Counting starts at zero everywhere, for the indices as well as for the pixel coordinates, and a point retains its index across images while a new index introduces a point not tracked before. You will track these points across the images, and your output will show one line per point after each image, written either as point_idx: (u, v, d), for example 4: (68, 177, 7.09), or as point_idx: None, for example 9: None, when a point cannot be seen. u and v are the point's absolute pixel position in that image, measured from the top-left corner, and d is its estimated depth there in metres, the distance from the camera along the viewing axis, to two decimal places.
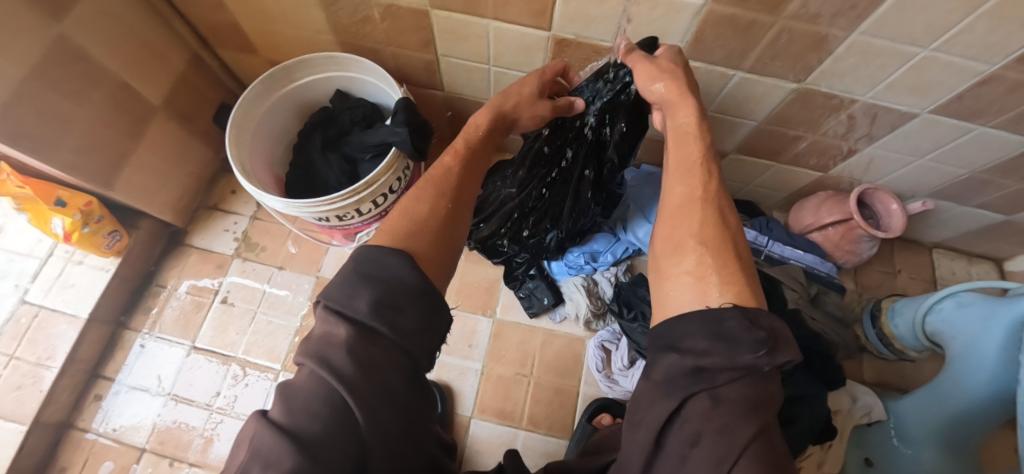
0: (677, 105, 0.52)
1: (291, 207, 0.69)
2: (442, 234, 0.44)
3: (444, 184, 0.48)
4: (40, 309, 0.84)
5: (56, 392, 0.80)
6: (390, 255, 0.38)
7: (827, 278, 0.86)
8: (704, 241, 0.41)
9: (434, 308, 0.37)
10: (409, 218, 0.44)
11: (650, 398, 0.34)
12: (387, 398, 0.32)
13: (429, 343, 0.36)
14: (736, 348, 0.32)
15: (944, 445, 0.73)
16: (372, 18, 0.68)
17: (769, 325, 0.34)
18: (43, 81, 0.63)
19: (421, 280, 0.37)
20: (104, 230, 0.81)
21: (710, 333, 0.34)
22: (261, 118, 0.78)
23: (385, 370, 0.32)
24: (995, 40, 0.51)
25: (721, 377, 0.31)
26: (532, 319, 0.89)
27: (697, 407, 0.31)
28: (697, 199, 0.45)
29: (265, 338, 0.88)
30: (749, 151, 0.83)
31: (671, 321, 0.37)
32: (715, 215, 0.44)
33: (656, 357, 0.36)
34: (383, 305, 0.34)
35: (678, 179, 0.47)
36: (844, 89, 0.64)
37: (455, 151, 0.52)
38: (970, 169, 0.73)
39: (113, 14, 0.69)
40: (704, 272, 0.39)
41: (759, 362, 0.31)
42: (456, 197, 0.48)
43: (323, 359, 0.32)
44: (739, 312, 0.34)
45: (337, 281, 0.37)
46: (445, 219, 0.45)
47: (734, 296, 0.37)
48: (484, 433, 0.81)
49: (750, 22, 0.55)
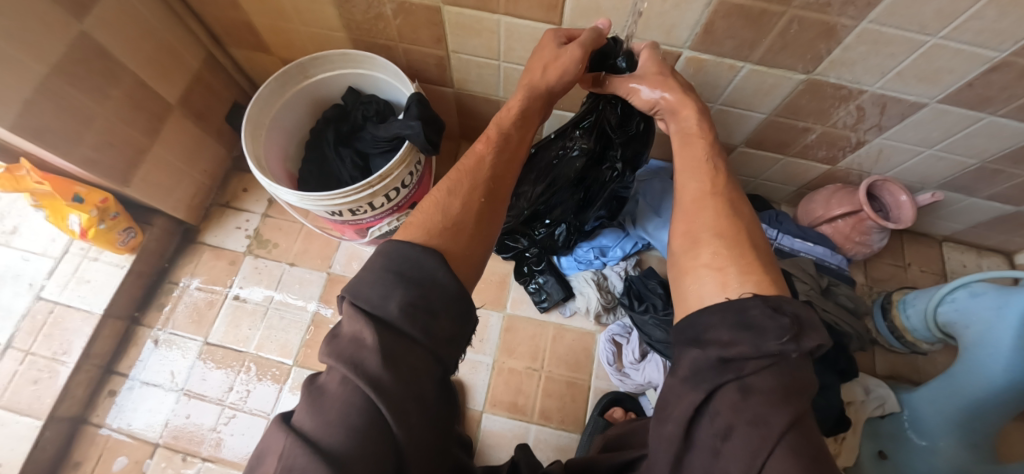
0: (679, 108, 0.53)
1: (305, 201, 0.69)
2: (476, 233, 0.45)
3: (476, 177, 0.49)
4: (55, 305, 0.85)
5: (71, 387, 0.81)
6: (423, 255, 0.38)
7: (837, 270, 0.87)
8: (720, 233, 0.42)
9: (464, 315, 0.38)
10: (442, 214, 0.44)
11: (678, 392, 0.34)
12: (418, 399, 0.33)
13: (455, 346, 0.37)
14: (761, 336, 0.32)
15: (961, 436, 0.73)
16: (385, 15, 0.69)
17: (793, 312, 0.34)
18: (65, 78, 0.64)
19: (456, 284, 0.38)
20: (119, 226, 0.82)
21: (735, 323, 0.34)
22: (276, 114, 0.80)
23: (415, 371, 0.33)
24: (1004, 26, 0.51)
25: (748, 367, 0.32)
26: (543, 314, 0.90)
27: (726, 399, 0.31)
28: (708, 195, 0.45)
29: (278, 332, 0.89)
30: (758, 143, 0.83)
31: (694, 315, 0.38)
32: (729, 207, 0.44)
33: (682, 351, 0.37)
34: (416, 307, 0.35)
35: (689, 175, 0.48)
36: (853, 79, 0.64)
37: (488, 139, 0.52)
38: (979, 158, 0.73)
39: (132, 13, 0.71)
40: (720, 262, 0.40)
41: (786, 348, 0.32)
42: (491, 188, 0.49)
43: (350, 361, 0.32)
44: (760, 301, 0.35)
45: (367, 279, 0.37)
46: (479, 214, 0.46)
47: (754, 285, 0.37)
48: (496, 427, 0.81)
49: (761, 12, 0.56)
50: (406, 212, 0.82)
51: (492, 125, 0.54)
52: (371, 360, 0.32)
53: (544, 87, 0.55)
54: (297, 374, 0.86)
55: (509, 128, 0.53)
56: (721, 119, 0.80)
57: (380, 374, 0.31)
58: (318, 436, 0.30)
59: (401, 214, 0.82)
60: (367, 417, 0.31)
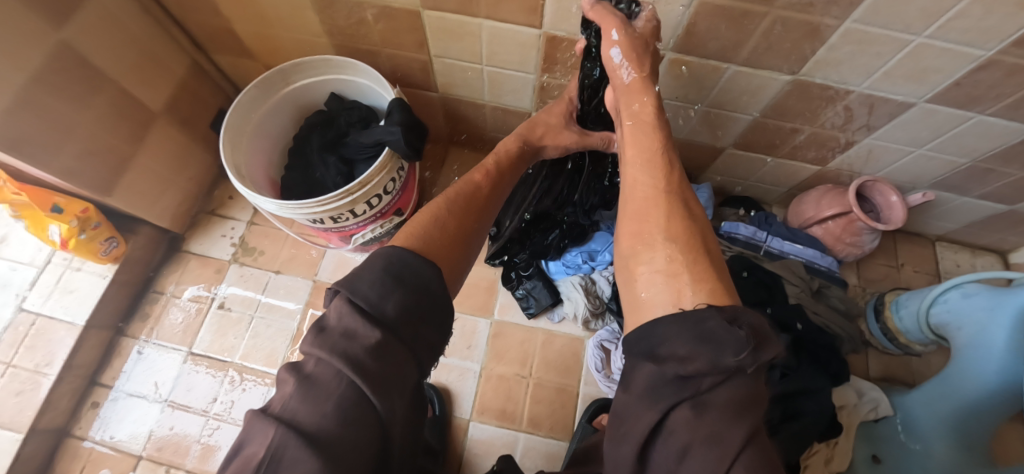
0: (634, 92, 0.54)
1: (285, 209, 0.68)
2: (467, 249, 0.49)
3: (473, 200, 0.54)
4: (38, 316, 0.83)
5: (54, 399, 0.80)
6: (420, 263, 0.41)
7: (827, 272, 0.87)
8: (672, 238, 0.42)
9: (445, 320, 0.41)
10: (439, 229, 0.47)
11: (637, 409, 0.34)
12: (405, 389, 0.35)
13: (434, 347, 0.40)
14: (720, 349, 0.31)
15: (955, 439, 0.71)
16: (367, 20, 0.69)
17: (749, 323, 0.33)
18: (44, 88, 0.63)
19: (445, 292, 0.41)
20: (101, 236, 0.81)
21: (693, 336, 0.33)
22: (258, 121, 0.79)
23: (403, 365, 0.35)
24: (990, 25, 0.50)
25: (706, 383, 0.31)
26: (531, 320, 0.89)
27: (680, 417, 0.31)
28: (661, 194, 0.46)
29: (264, 341, 0.88)
30: (747, 145, 0.83)
31: (649, 326, 0.37)
32: (681, 207, 0.45)
33: (636, 365, 0.36)
34: (409, 308, 0.37)
35: (644, 170, 0.49)
36: (840, 79, 0.63)
37: (485, 170, 0.58)
38: (971, 157, 0.72)
39: (113, 21, 0.70)
40: (676, 269, 0.40)
41: (745, 363, 0.31)
42: (482, 213, 0.54)
43: (345, 353, 0.32)
44: (716, 313, 0.34)
45: (365, 277, 0.38)
46: (470, 232, 0.50)
47: (706, 295, 0.37)
48: (484, 435, 0.80)
49: (744, 12, 0.55)
50: (390, 218, 0.81)
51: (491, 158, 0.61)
52: (366, 352, 0.33)
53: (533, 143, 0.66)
54: None
55: (505, 164, 0.61)
56: (709, 122, 0.79)
57: (374, 365, 0.33)
58: (302, 425, 0.30)
59: (385, 220, 0.81)
60: (355, 406, 0.31)
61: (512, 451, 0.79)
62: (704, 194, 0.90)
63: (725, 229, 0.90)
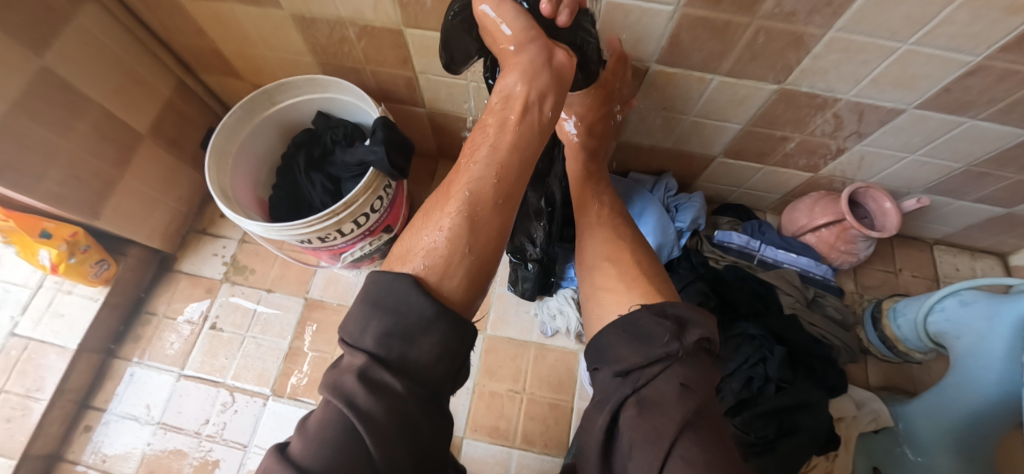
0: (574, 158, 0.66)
1: (271, 231, 0.68)
2: (455, 248, 0.41)
3: (450, 188, 0.45)
4: (29, 341, 0.83)
5: (45, 424, 0.79)
6: (396, 282, 0.37)
7: (823, 281, 0.86)
8: (608, 258, 0.50)
9: (456, 328, 0.37)
10: (418, 239, 0.43)
11: (591, 417, 0.39)
12: (406, 421, 0.33)
13: (442, 367, 0.36)
14: (650, 344, 0.38)
15: (960, 450, 0.70)
16: (349, 38, 0.68)
17: (675, 314, 0.40)
18: (25, 113, 0.63)
19: (431, 304, 0.36)
20: (91, 259, 0.81)
21: (630, 337, 0.40)
22: (243, 141, 0.78)
23: (402, 397, 0.33)
24: (977, 30, 0.49)
25: (643, 378, 0.37)
26: (524, 334, 0.88)
27: (628, 414, 0.36)
28: (596, 224, 0.56)
29: (254, 361, 0.87)
30: (736, 153, 0.82)
31: (598, 338, 0.43)
32: (611, 233, 0.54)
33: (597, 372, 0.42)
34: (392, 336, 0.35)
35: (583, 210, 0.60)
36: (826, 88, 0.63)
37: (471, 143, 0.46)
38: (964, 162, 0.71)
39: (96, 44, 0.70)
40: (616, 284, 0.47)
41: (671, 348, 0.37)
42: (478, 201, 0.42)
43: (343, 392, 0.33)
44: (647, 311, 0.42)
45: (351, 313, 0.37)
46: (454, 228, 0.41)
47: (641, 296, 0.45)
48: (477, 453, 0.79)
49: (726, 23, 0.54)
50: (379, 236, 0.80)
51: (487, 118, 0.47)
52: (363, 392, 0.32)
53: (528, 73, 0.45)
54: (275, 403, 0.84)
55: (504, 117, 0.45)
56: (697, 131, 0.78)
57: (370, 401, 0.32)
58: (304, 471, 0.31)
59: (374, 238, 0.80)
60: (350, 447, 0.31)
61: (505, 469, 0.78)
62: (697, 203, 0.89)
63: (719, 238, 0.90)
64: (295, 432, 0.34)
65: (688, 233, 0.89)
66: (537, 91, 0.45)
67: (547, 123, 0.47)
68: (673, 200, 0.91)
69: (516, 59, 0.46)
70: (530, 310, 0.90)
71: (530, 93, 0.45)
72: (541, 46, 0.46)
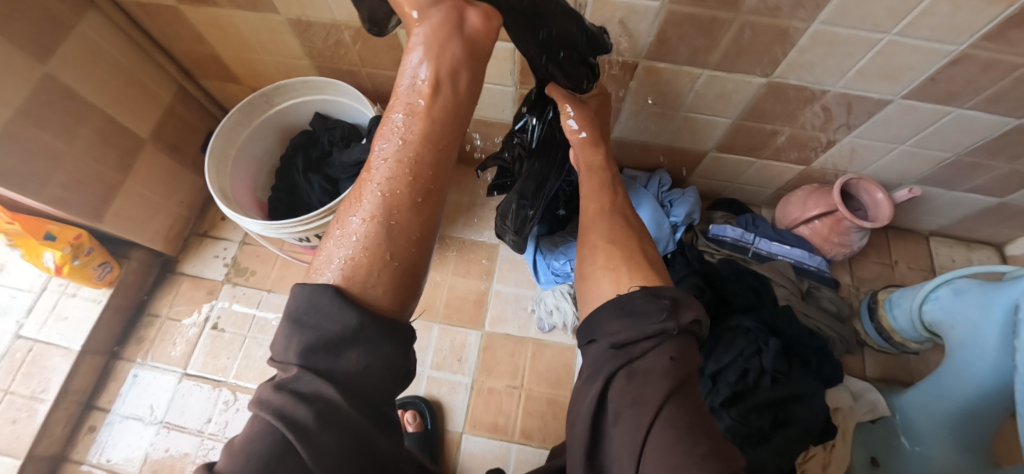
0: (587, 146, 0.62)
1: (270, 229, 0.69)
2: (374, 259, 0.34)
3: (364, 189, 0.37)
4: (34, 343, 0.85)
5: (50, 425, 0.81)
6: (316, 293, 0.32)
7: (817, 273, 0.87)
8: (611, 241, 0.50)
9: (388, 334, 0.32)
10: (331, 251, 0.35)
11: (584, 388, 0.40)
12: (342, 434, 0.30)
13: (378, 375, 0.32)
14: (643, 320, 0.39)
15: (958, 440, 0.69)
16: (345, 41, 0.70)
17: (671, 295, 0.41)
18: (30, 119, 0.65)
19: (356, 313, 0.31)
20: (94, 261, 0.82)
21: (624, 314, 0.41)
22: (242, 144, 0.80)
23: (338, 410, 0.30)
24: (958, 21, 0.50)
25: (637, 350, 0.38)
26: (522, 330, 0.89)
27: (618, 384, 0.37)
28: (602, 212, 0.54)
29: (256, 361, 0.89)
30: (728, 148, 0.83)
31: (592, 317, 0.44)
32: (621, 222, 0.53)
33: (588, 347, 0.43)
34: (316, 349, 0.31)
35: (591, 197, 0.56)
36: (814, 80, 0.63)
37: (382, 132, 0.38)
38: (954, 152, 0.72)
39: (98, 52, 0.72)
40: (615, 264, 0.47)
41: (666, 326, 0.38)
42: (394, 203, 0.35)
43: (270, 410, 0.30)
44: (643, 291, 0.41)
45: (278, 332, 0.33)
46: (371, 236, 0.34)
47: (641, 278, 0.45)
48: (476, 448, 0.79)
49: (711, 19, 0.55)
50: None
51: (392, 105, 0.39)
52: (291, 407, 0.29)
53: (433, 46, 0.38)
54: None
55: (412, 102, 0.38)
56: (689, 127, 0.79)
57: (302, 415, 0.29)
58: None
59: None
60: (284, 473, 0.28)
61: (504, 464, 0.78)
62: (690, 198, 0.90)
63: (713, 233, 0.91)
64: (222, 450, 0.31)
65: (683, 228, 0.90)
66: (447, 66, 0.38)
67: (465, 103, 0.40)
68: (668, 196, 0.92)
69: (417, 35, 0.39)
70: (528, 307, 0.91)
71: (439, 69, 0.38)
72: (448, 9, 0.39)
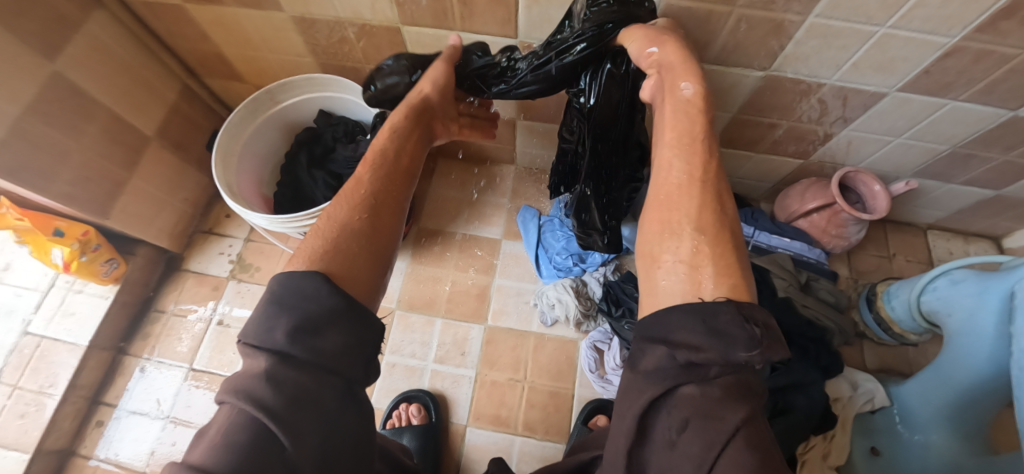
0: (676, 71, 0.47)
1: (275, 223, 0.70)
2: (365, 249, 0.40)
3: (356, 195, 0.44)
4: (42, 338, 0.86)
5: (59, 419, 0.82)
6: (304, 279, 0.35)
7: (816, 264, 0.88)
8: (701, 228, 0.38)
9: (361, 322, 0.35)
10: (323, 239, 0.40)
11: (638, 386, 0.34)
12: (319, 414, 0.32)
13: (355, 357, 0.34)
14: (732, 345, 0.31)
15: (955, 427, 0.71)
16: (348, 39, 0.71)
17: (763, 322, 0.33)
18: (39, 116, 0.66)
19: (342, 298, 0.35)
20: (101, 257, 0.83)
21: (705, 328, 0.32)
22: (247, 140, 0.81)
23: (318, 391, 0.32)
24: (949, 13, 0.51)
25: (713, 371, 0.31)
26: (523, 324, 0.89)
27: (685, 399, 0.31)
28: (696, 181, 0.41)
29: None
30: (726, 142, 0.84)
31: (661, 313, 0.36)
32: (714, 201, 0.40)
33: (645, 347, 0.35)
34: (303, 329, 0.33)
35: (677, 155, 0.43)
36: (810, 73, 0.64)
37: (372, 159, 0.48)
38: (950, 144, 0.73)
39: (105, 50, 0.73)
40: (698, 260, 0.37)
41: (752, 360, 0.31)
42: (383, 210, 0.44)
43: (247, 392, 0.31)
44: (733, 307, 0.33)
45: (256, 316, 0.35)
46: (365, 230, 0.41)
47: (728, 289, 0.35)
48: (480, 440, 0.80)
49: (708, 13, 0.56)
50: None
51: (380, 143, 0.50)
52: (263, 386, 0.31)
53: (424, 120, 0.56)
54: None
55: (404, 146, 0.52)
56: None
57: (277, 396, 0.31)
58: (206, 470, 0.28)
59: None
60: (261, 449, 0.29)
61: (508, 456, 0.79)
62: None
63: None
64: (190, 445, 0.31)
65: None
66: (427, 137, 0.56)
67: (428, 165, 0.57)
68: None
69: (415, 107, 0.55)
70: (530, 300, 0.91)
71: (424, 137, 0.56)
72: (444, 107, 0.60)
